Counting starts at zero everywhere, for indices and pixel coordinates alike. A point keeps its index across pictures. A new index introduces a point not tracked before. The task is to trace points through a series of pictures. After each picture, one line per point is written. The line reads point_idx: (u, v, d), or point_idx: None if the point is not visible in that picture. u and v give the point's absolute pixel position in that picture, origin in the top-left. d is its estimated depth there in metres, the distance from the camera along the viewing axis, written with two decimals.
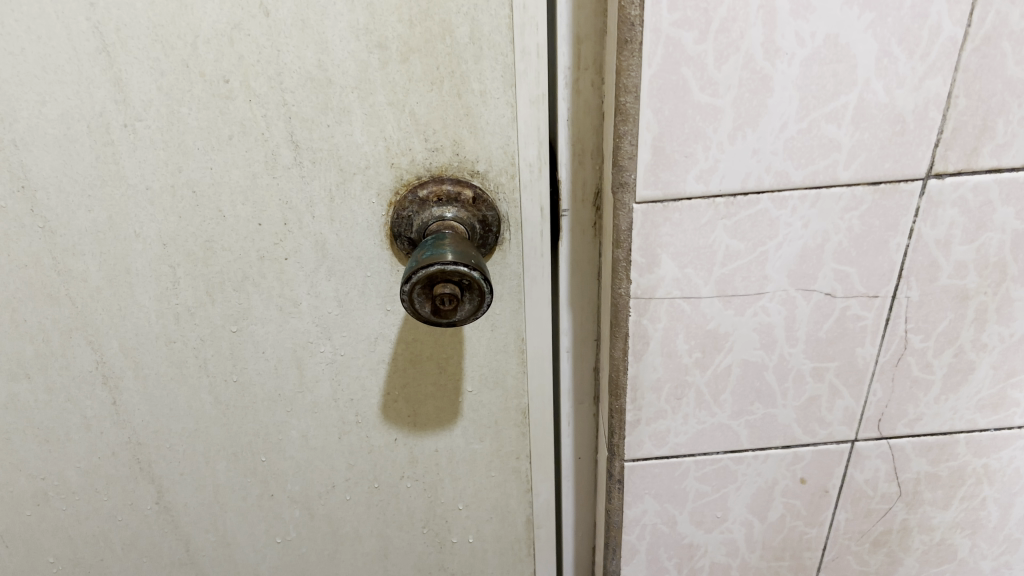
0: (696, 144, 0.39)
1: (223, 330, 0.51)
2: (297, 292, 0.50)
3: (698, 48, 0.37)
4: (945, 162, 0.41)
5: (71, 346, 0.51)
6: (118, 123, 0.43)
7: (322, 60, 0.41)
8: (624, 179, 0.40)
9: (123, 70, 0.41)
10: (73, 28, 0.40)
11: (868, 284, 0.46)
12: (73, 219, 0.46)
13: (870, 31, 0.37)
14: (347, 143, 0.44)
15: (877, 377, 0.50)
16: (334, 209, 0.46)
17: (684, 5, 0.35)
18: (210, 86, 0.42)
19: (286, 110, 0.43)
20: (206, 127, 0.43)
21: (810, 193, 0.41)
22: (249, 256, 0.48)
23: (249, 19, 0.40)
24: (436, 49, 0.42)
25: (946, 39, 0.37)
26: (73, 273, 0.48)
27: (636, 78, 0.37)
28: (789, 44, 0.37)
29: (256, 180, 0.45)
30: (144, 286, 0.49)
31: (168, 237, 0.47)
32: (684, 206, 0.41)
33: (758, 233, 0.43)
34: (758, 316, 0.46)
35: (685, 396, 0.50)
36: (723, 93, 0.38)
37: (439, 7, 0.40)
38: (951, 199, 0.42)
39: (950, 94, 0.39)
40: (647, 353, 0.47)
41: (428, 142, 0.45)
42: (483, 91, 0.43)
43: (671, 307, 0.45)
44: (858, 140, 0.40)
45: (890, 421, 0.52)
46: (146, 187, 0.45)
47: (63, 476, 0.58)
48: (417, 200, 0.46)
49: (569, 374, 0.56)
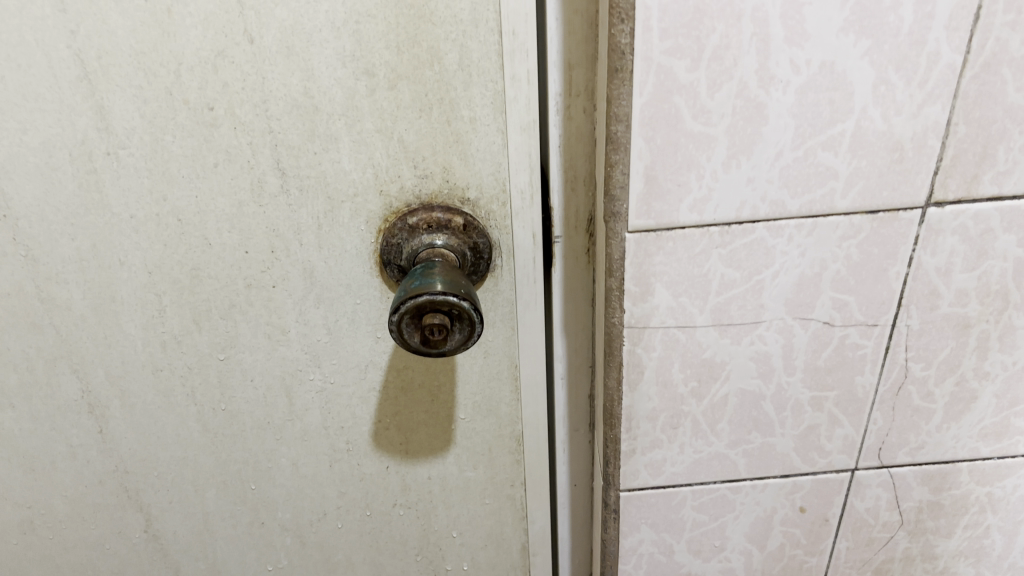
0: (690, 173, 0.39)
1: (211, 358, 0.50)
2: (286, 320, 0.49)
3: (690, 76, 0.36)
4: (945, 190, 0.40)
5: (55, 375, 0.50)
6: (101, 151, 0.42)
7: (308, 87, 0.41)
8: (615, 208, 0.40)
9: (105, 98, 0.40)
10: (54, 56, 0.39)
11: (867, 313, 0.45)
12: (56, 247, 0.45)
13: (867, 59, 0.36)
14: (334, 170, 0.43)
15: (877, 405, 0.49)
16: (322, 236, 0.46)
17: (675, 32, 0.34)
18: (194, 114, 0.41)
19: (272, 138, 0.42)
20: (191, 155, 0.42)
21: (806, 222, 0.41)
22: (236, 284, 0.47)
23: (233, 46, 0.39)
24: (424, 76, 0.41)
25: (945, 66, 0.36)
26: (57, 301, 0.47)
27: (627, 106, 0.36)
28: (784, 72, 0.36)
29: (243, 209, 0.44)
30: (129, 314, 0.48)
31: (153, 266, 0.46)
32: (678, 235, 0.41)
33: (753, 262, 0.42)
34: (755, 345, 0.45)
35: (681, 426, 0.49)
36: (716, 121, 0.37)
37: (426, 33, 0.40)
38: (951, 227, 0.41)
39: (950, 122, 0.38)
40: (642, 382, 0.46)
41: (417, 169, 0.44)
42: (473, 118, 0.42)
43: (666, 336, 0.44)
44: (855, 168, 0.39)
45: (890, 449, 0.51)
46: (130, 216, 0.44)
47: (50, 505, 0.57)
48: (406, 227, 0.45)
49: (564, 401, 0.55)
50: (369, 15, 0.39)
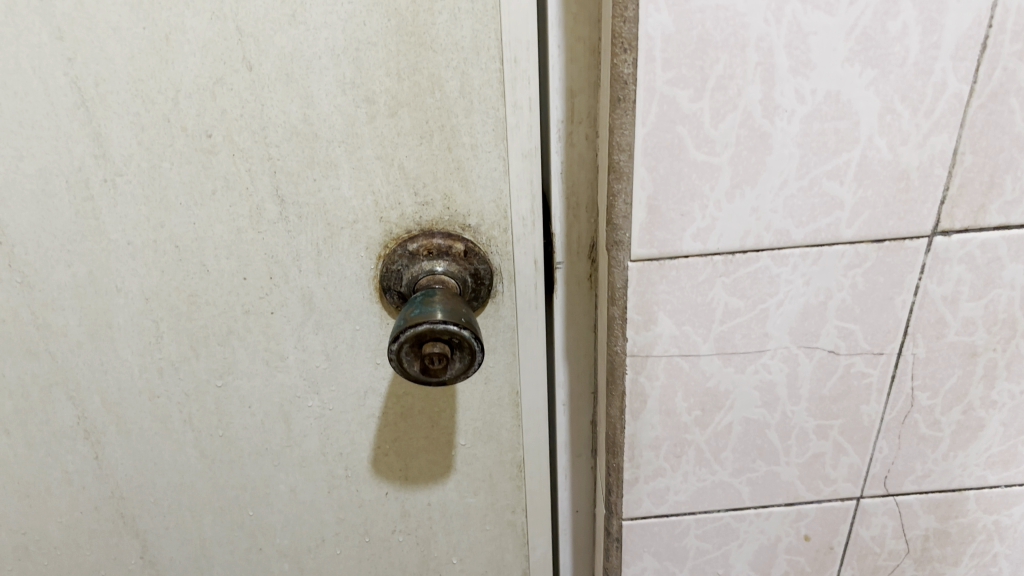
0: (693, 203, 0.38)
1: (209, 385, 0.49)
2: (284, 346, 0.48)
3: (694, 106, 0.35)
4: (952, 219, 0.40)
5: (51, 401, 0.49)
6: (98, 178, 0.41)
7: (308, 114, 0.40)
8: (618, 236, 0.39)
9: (103, 125, 0.40)
10: (51, 83, 0.39)
11: (872, 341, 0.44)
12: (52, 274, 0.44)
13: (873, 89, 0.35)
14: (334, 197, 0.43)
15: (883, 434, 0.48)
16: (321, 262, 0.45)
17: (679, 62, 0.34)
18: (192, 141, 0.41)
19: (271, 165, 0.41)
20: (189, 182, 0.42)
21: (811, 251, 0.40)
22: (234, 310, 0.46)
23: (232, 73, 0.39)
24: (424, 103, 0.40)
25: (952, 96, 0.36)
26: (53, 328, 0.46)
27: (630, 136, 0.36)
28: (789, 102, 0.35)
29: (241, 235, 0.44)
30: (126, 340, 0.47)
31: (150, 292, 0.45)
32: (681, 263, 0.40)
33: (758, 290, 0.41)
34: (759, 374, 0.45)
35: (685, 454, 0.48)
36: (720, 151, 0.37)
37: (427, 61, 0.39)
38: (958, 256, 0.41)
39: (956, 151, 0.37)
40: (645, 411, 0.46)
41: (417, 196, 0.43)
42: (473, 145, 0.42)
43: (669, 365, 0.44)
44: (861, 198, 0.38)
45: (896, 478, 0.50)
46: (127, 242, 0.43)
47: (45, 531, 0.56)
48: (407, 253, 0.45)
49: (566, 427, 0.54)
50: (369, 43, 0.38)
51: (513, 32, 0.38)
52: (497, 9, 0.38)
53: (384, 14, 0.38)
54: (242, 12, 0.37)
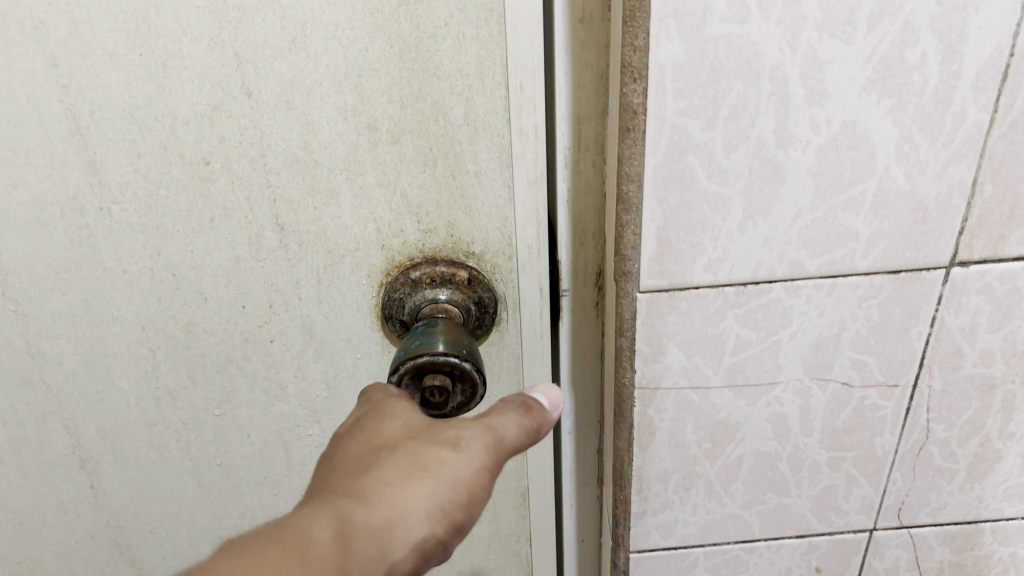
0: (704, 234, 0.37)
1: (207, 413, 0.48)
2: (284, 374, 0.47)
3: (705, 136, 0.34)
4: (970, 250, 0.38)
5: (46, 430, 0.48)
6: (93, 206, 0.40)
7: (308, 141, 0.39)
8: (626, 268, 0.38)
9: (98, 153, 0.39)
10: (45, 110, 0.38)
11: (887, 373, 0.43)
12: (46, 302, 0.43)
13: (890, 118, 0.34)
14: (335, 225, 0.42)
15: (897, 466, 0.47)
16: (321, 290, 0.44)
17: (690, 92, 0.33)
18: (190, 168, 0.39)
19: (270, 193, 0.40)
20: (186, 210, 0.41)
21: (825, 282, 0.39)
22: (232, 338, 0.45)
23: (230, 100, 0.38)
24: (428, 130, 0.39)
25: (971, 125, 0.35)
26: (47, 357, 0.45)
27: (639, 167, 0.35)
28: (803, 132, 0.34)
29: (240, 263, 0.43)
30: (122, 369, 0.46)
31: (147, 320, 0.44)
32: (692, 295, 0.39)
33: (770, 322, 0.40)
34: (771, 406, 0.44)
35: (694, 487, 0.47)
36: (732, 181, 0.36)
37: (430, 87, 0.38)
38: (976, 287, 0.40)
39: (976, 182, 0.36)
40: (653, 444, 0.45)
41: (420, 224, 0.42)
42: (478, 172, 0.41)
43: (678, 397, 0.43)
44: (877, 229, 0.37)
45: (911, 510, 0.49)
46: (124, 270, 0.42)
47: (40, 560, 0.55)
48: (409, 281, 0.44)
49: (571, 456, 0.53)
50: (371, 69, 0.38)
51: (519, 58, 0.37)
52: (503, 35, 0.37)
53: (387, 40, 0.37)
54: (241, 39, 0.36)
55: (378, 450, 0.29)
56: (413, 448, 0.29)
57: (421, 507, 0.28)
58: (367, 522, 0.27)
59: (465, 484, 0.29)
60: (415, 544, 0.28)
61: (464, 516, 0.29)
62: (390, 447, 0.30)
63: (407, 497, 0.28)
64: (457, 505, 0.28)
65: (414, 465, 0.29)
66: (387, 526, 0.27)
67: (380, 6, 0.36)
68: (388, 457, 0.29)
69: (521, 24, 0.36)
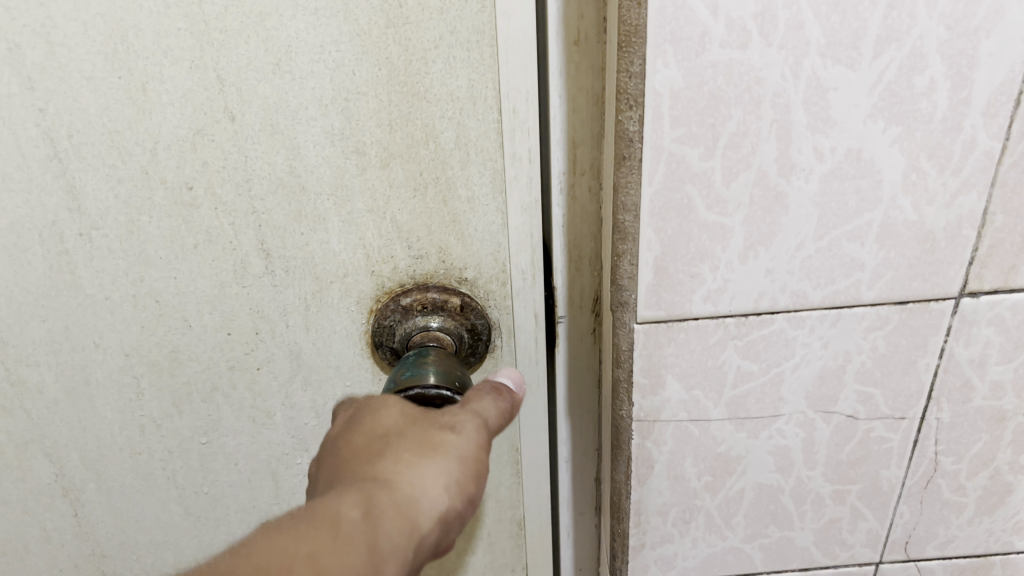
0: (703, 264, 0.36)
1: (193, 441, 0.47)
2: (271, 403, 0.46)
3: (704, 164, 0.33)
4: (980, 281, 0.37)
5: (27, 458, 0.47)
6: (73, 232, 0.39)
7: (294, 165, 0.38)
8: (623, 297, 0.36)
9: (77, 178, 0.38)
10: (21, 134, 0.36)
11: (894, 405, 0.41)
12: (25, 329, 0.42)
13: (897, 146, 0.33)
14: (323, 251, 0.40)
15: (904, 499, 0.45)
16: (309, 317, 0.43)
17: (688, 119, 0.32)
18: (172, 194, 0.38)
19: (255, 218, 0.39)
20: (169, 236, 0.39)
21: (829, 312, 0.38)
22: (218, 366, 0.44)
23: (213, 124, 0.37)
24: (418, 154, 0.38)
25: (982, 154, 0.33)
26: (28, 385, 0.44)
27: (635, 196, 0.33)
28: (806, 160, 0.33)
29: (225, 289, 0.41)
30: (105, 397, 0.45)
31: (130, 348, 0.43)
32: (691, 326, 0.37)
33: (772, 353, 0.39)
34: (773, 438, 0.42)
35: (694, 520, 0.45)
36: (732, 211, 0.34)
37: (420, 111, 0.37)
38: (987, 318, 0.38)
39: (986, 211, 0.35)
40: (652, 476, 0.43)
41: (411, 250, 0.41)
42: (470, 197, 0.40)
43: (678, 430, 0.41)
44: (883, 259, 0.36)
45: (918, 543, 0.48)
46: (105, 297, 0.41)
47: None
48: (400, 308, 0.42)
49: (568, 484, 0.51)
50: (358, 93, 0.36)
51: (511, 82, 0.36)
52: (495, 57, 0.36)
53: (374, 62, 0.36)
54: (223, 61, 0.35)
55: (385, 436, 0.30)
56: (419, 431, 0.30)
57: (437, 480, 0.28)
58: (393, 500, 0.28)
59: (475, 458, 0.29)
60: (437, 515, 0.28)
61: (479, 483, 0.30)
62: (396, 433, 0.30)
63: (426, 473, 0.28)
64: (468, 477, 0.29)
65: (424, 444, 0.29)
66: (408, 502, 0.28)
67: (368, 28, 0.35)
68: (396, 441, 0.30)
69: (513, 46, 0.35)
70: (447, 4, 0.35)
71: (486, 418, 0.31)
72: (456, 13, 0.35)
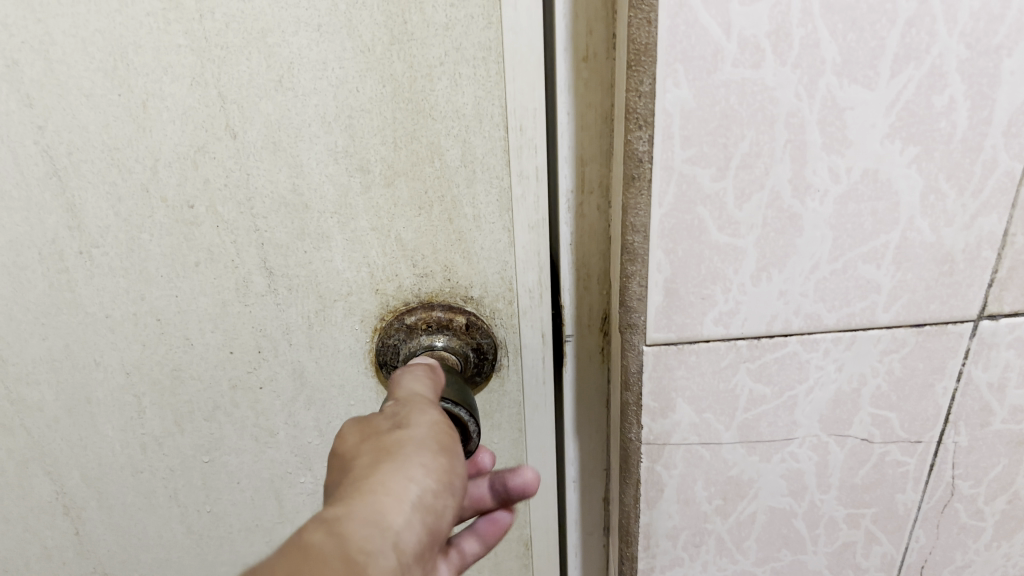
0: (714, 286, 0.35)
1: (195, 460, 0.46)
2: (274, 422, 0.45)
3: (716, 185, 0.32)
4: (1000, 303, 0.36)
5: (28, 476, 0.46)
6: (73, 250, 0.39)
7: (297, 183, 0.37)
8: (632, 320, 0.36)
9: (76, 195, 0.37)
10: (20, 152, 0.36)
11: (910, 429, 0.40)
12: (25, 346, 0.41)
13: (915, 166, 0.32)
14: (326, 270, 0.40)
15: (920, 523, 0.44)
16: (312, 336, 0.42)
17: (700, 139, 0.31)
18: (173, 212, 0.38)
19: (257, 237, 0.38)
20: (170, 253, 0.39)
21: (844, 335, 0.37)
22: (220, 384, 0.43)
23: (215, 141, 0.36)
24: (423, 172, 0.37)
25: (1003, 174, 0.32)
26: (28, 403, 0.43)
27: (644, 217, 0.33)
28: (821, 181, 0.32)
29: (227, 308, 0.41)
30: (106, 415, 0.44)
31: (132, 366, 0.42)
32: (702, 348, 0.37)
33: (785, 377, 0.38)
34: (786, 462, 0.41)
35: (704, 544, 0.44)
36: (744, 232, 0.33)
37: (425, 129, 0.36)
38: (1007, 341, 0.37)
39: (1007, 233, 0.34)
40: (661, 500, 0.42)
41: (416, 268, 0.40)
42: (476, 216, 0.39)
43: (688, 453, 0.40)
44: (900, 281, 0.35)
45: (934, 568, 0.46)
46: (105, 315, 0.41)
47: None
48: (404, 326, 0.41)
49: (576, 504, 0.50)
50: (362, 109, 0.36)
51: (518, 99, 0.35)
52: (501, 73, 0.35)
53: (378, 79, 0.35)
54: (224, 78, 0.34)
55: (342, 463, 0.27)
56: (371, 442, 0.27)
57: (402, 472, 0.26)
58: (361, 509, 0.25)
59: (431, 441, 0.27)
60: (416, 502, 0.25)
61: (450, 468, 0.27)
62: (350, 453, 0.27)
63: (388, 472, 0.26)
64: (438, 458, 0.27)
65: (381, 450, 0.27)
66: (379, 502, 0.25)
67: (372, 44, 0.34)
68: (352, 462, 0.27)
69: (520, 62, 0.34)
70: (453, 20, 0.34)
71: (432, 409, 0.29)
72: (461, 29, 0.34)
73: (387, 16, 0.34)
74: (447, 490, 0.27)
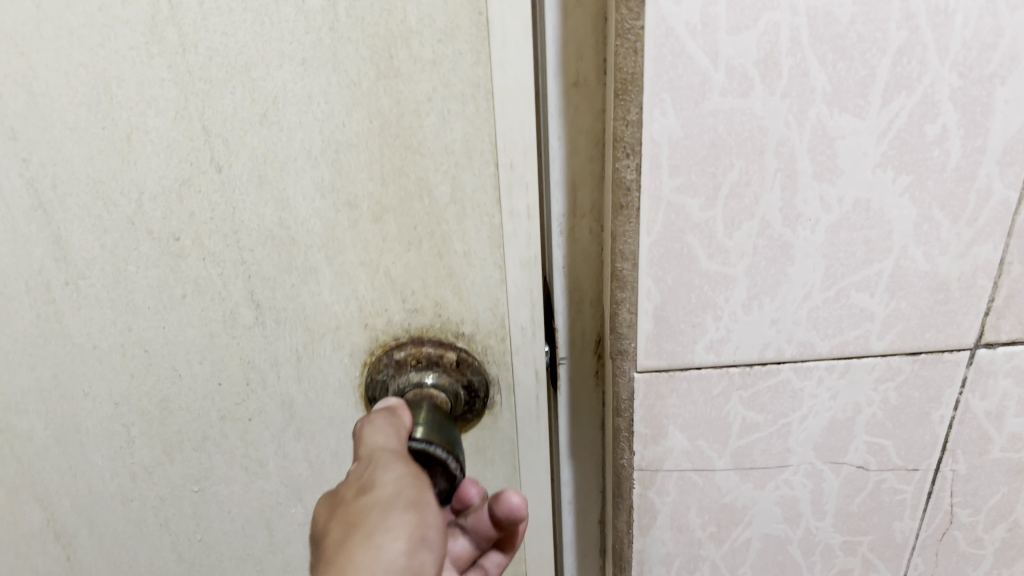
0: (705, 313, 0.34)
1: (185, 489, 0.46)
2: (264, 452, 0.44)
3: (705, 214, 0.32)
4: (997, 331, 0.35)
5: (19, 503, 0.46)
6: (59, 281, 0.39)
7: (283, 217, 0.37)
8: (622, 346, 0.35)
9: (62, 228, 0.37)
10: (6, 185, 0.36)
11: (906, 457, 0.40)
12: (15, 376, 0.42)
13: (907, 195, 0.32)
14: (315, 302, 0.39)
15: (918, 551, 0.44)
16: (302, 368, 0.41)
17: (688, 168, 0.31)
18: (159, 245, 0.37)
19: (244, 268, 0.38)
20: (156, 285, 0.39)
21: (837, 363, 0.36)
22: (209, 415, 0.43)
23: (200, 174, 0.36)
24: (412, 209, 0.37)
25: (997, 203, 0.32)
26: (17, 432, 0.44)
27: (633, 245, 0.32)
28: (812, 210, 0.32)
29: (214, 339, 0.40)
30: (95, 445, 0.44)
31: (120, 396, 0.42)
32: (693, 375, 0.36)
33: (778, 405, 0.37)
34: (780, 489, 0.41)
35: (699, 570, 0.44)
36: (735, 261, 0.33)
37: (414, 163, 0.36)
38: (1004, 369, 0.37)
39: (1002, 261, 0.33)
40: (655, 526, 0.42)
41: (406, 303, 0.40)
42: (467, 252, 0.38)
43: (681, 480, 0.40)
44: (894, 309, 0.34)
45: None
46: (92, 346, 0.40)
47: None
48: (393, 362, 0.41)
49: (571, 527, 0.50)
50: (349, 146, 0.35)
51: (506, 136, 0.35)
52: (492, 109, 0.34)
53: (365, 116, 0.35)
54: (211, 115, 0.34)
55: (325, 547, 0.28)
56: (344, 519, 0.28)
57: (373, 542, 0.27)
58: None
59: (395, 503, 0.28)
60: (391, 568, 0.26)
61: (421, 519, 0.28)
62: (329, 537, 0.28)
63: (361, 547, 0.27)
64: (402, 516, 0.27)
65: (355, 526, 0.28)
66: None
67: (357, 79, 0.34)
68: (331, 545, 0.28)
69: (509, 98, 0.34)
70: (439, 58, 0.33)
71: (399, 462, 0.30)
72: (448, 66, 0.34)
73: (369, 53, 0.33)
74: (422, 543, 0.27)
